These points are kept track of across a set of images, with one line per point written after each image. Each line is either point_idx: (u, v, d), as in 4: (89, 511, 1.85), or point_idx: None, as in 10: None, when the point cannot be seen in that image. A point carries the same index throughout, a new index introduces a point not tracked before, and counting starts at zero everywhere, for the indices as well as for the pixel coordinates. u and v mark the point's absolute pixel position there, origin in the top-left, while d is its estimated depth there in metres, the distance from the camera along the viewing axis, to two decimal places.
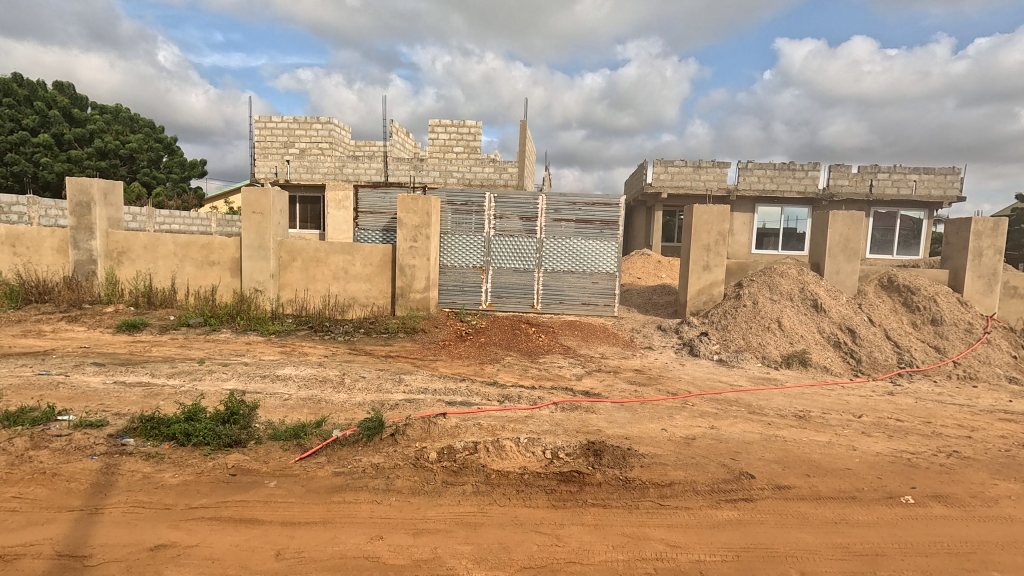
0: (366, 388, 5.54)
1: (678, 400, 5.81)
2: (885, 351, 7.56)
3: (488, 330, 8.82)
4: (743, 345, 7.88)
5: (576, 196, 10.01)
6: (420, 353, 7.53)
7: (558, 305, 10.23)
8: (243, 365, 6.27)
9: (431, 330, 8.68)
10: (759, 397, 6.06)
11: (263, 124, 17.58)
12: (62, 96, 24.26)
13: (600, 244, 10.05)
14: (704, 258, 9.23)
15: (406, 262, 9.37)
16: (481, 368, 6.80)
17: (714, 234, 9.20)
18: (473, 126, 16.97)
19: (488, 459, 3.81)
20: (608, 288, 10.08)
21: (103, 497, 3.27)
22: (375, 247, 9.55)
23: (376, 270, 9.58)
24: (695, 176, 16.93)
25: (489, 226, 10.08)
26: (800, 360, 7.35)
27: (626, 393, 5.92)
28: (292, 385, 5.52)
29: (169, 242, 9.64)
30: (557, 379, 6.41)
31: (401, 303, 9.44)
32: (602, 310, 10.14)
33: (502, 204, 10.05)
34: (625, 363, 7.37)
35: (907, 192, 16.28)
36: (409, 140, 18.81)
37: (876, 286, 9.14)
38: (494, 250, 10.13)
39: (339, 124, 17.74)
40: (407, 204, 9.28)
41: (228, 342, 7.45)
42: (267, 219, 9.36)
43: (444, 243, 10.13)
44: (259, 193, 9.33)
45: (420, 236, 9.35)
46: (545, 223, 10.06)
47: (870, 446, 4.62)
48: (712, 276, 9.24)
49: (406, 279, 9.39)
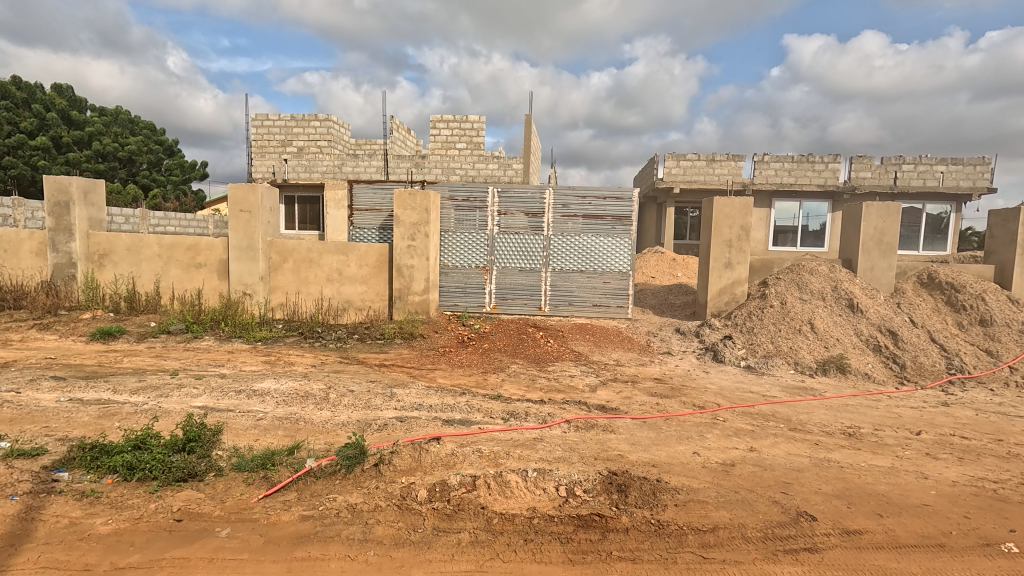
0: (352, 404, 4.88)
1: (708, 415, 5.11)
2: (931, 356, 6.81)
3: (492, 335, 8.14)
4: (772, 349, 7.16)
5: (586, 190, 9.33)
6: (418, 362, 6.88)
7: (567, 307, 9.54)
8: (219, 378, 5.63)
9: (430, 335, 8.04)
10: (798, 410, 5.34)
11: (260, 121, 17.01)
12: (61, 98, 23.79)
13: (612, 241, 9.37)
14: (726, 255, 8.50)
15: (404, 262, 8.74)
16: (484, 378, 6.13)
17: (736, 228, 8.47)
18: (475, 121, 16.16)
19: (489, 498, 3.14)
20: (621, 287, 9.40)
21: (10, 554, 2.64)
22: (371, 247, 8.92)
23: (372, 272, 8.95)
24: (708, 170, 16.18)
25: (493, 223, 9.43)
26: (837, 366, 6.64)
27: (647, 408, 5.23)
28: (269, 402, 4.87)
29: (153, 243, 9.07)
30: (568, 392, 5.72)
31: (398, 306, 8.81)
32: (615, 312, 9.44)
33: (507, 199, 9.40)
34: (643, 371, 6.67)
35: (934, 184, 15.46)
36: (411, 138, 18.13)
37: (914, 284, 8.38)
38: (498, 248, 9.47)
39: (338, 122, 17.14)
40: (404, 201, 8.66)
41: (209, 351, 6.84)
42: (256, 217, 8.77)
43: (445, 242, 9.48)
44: (247, 189, 8.75)
45: (419, 233, 8.71)
46: (553, 219, 9.40)
47: (943, 472, 3.89)
48: (734, 274, 8.52)
49: (404, 280, 8.76)
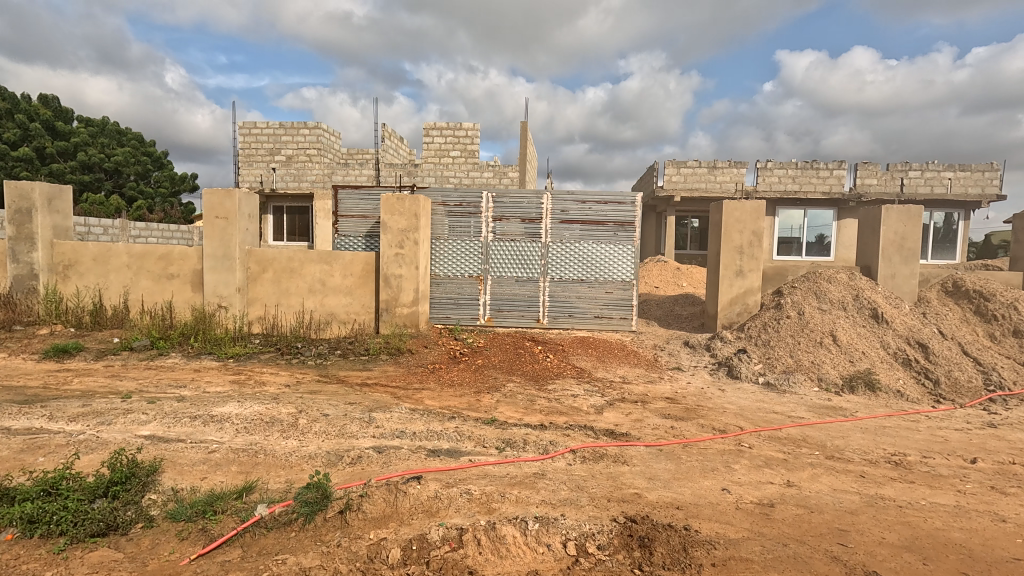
0: (324, 432, 4.22)
1: (731, 441, 4.49)
2: (967, 371, 6.21)
3: (486, 351, 7.51)
4: (792, 364, 6.56)
5: (585, 194, 8.79)
6: (404, 380, 6.23)
7: (567, 319, 8.93)
8: (176, 401, 4.96)
9: (419, 351, 7.40)
10: (832, 435, 4.72)
11: (247, 130, 16.49)
12: (46, 109, 23.26)
13: (614, 248, 8.81)
14: (737, 262, 7.94)
15: (392, 271, 8.14)
16: (477, 399, 5.48)
17: (748, 234, 7.92)
18: (470, 128, 15.53)
19: (480, 559, 2.50)
20: (624, 297, 8.82)
21: None
22: (357, 256, 8.32)
23: (357, 282, 8.34)
24: (710, 177, 15.72)
25: (487, 230, 8.86)
26: (865, 382, 6.04)
27: (661, 433, 4.60)
28: (227, 430, 4.21)
29: (123, 253, 8.44)
30: (571, 415, 5.08)
31: (385, 319, 8.18)
32: (618, 324, 8.85)
33: (502, 204, 8.84)
34: (652, 390, 6.03)
35: (942, 191, 15.03)
36: (404, 147, 17.57)
37: (939, 293, 7.83)
38: (493, 257, 8.89)
39: (329, 130, 16.63)
40: (392, 206, 8.08)
41: (172, 370, 6.18)
42: (233, 224, 8.17)
43: (436, 250, 8.88)
44: (223, 195, 8.16)
45: (408, 241, 8.12)
46: (551, 225, 8.84)
47: (1020, 513, 3.26)
48: (746, 282, 7.95)
49: (392, 291, 8.15)
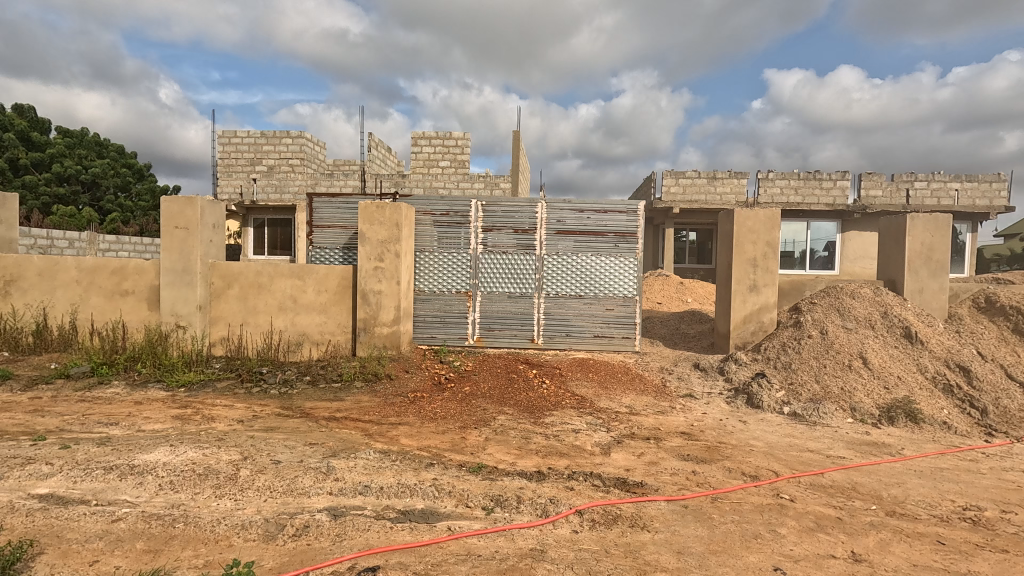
0: (268, 488, 3.38)
1: (768, 492, 3.71)
2: (1019, 399, 5.47)
3: (475, 376, 6.71)
4: (819, 391, 5.81)
5: (583, 202, 8.09)
6: (380, 412, 5.42)
7: (564, 338, 8.14)
8: (96, 445, 4.09)
9: (399, 376, 6.58)
10: (884, 481, 3.96)
11: (226, 139, 15.71)
12: (21, 119, 22.39)
13: (615, 261, 8.09)
14: (751, 276, 7.24)
15: (370, 287, 7.36)
16: (461, 438, 4.66)
17: (762, 245, 7.23)
18: (460, 137, 14.84)
19: None
20: (627, 314, 8.08)
21: None
22: (332, 270, 7.53)
23: (333, 299, 7.55)
24: (709, 189, 15.16)
25: (476, 241, 8.12)
26: (906, 413, 5.30)
27: (683, 482, 3.81)
28: (146, 488, 3.36)
29: (72, 267, 7.59)
30: (574, 458, 4.28)
31: (363, 340, 7.37)
32: (620, 344, 8.08)
33: (492, 214, 8.11)
34: (665, 423, 5.24)
35: (949, 203, 14.53)
36: (391, 157, 16.85)
37: (971, 310, 7.15)
38: (483, 271, 8.14)
39: (312, 139, 15.86)
40: (371, 215, 7.33)
41: (109, 403, 5.32)
42: (194, 235, 7.37)
43: (421, 264, 8.11)
44: (184, 203, 7.38)
45: (388, 253, 7.35)
46: (545, 236, 8.12)
47: None
48: (760, 298, 7.24)
49: (370, 309, 7.36)
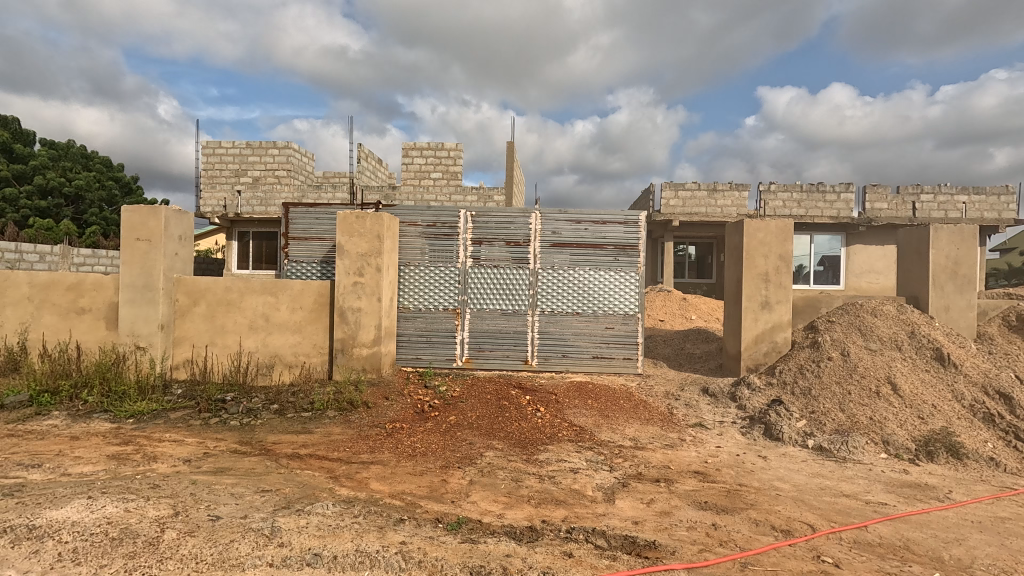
0: (194, 558, 2.72)
1: (808, 555, 3.06)
2: None
3: (462, 404, 6.06)
4: (845, 422, 5.20)
5: (580, 213, 7.54)
6: (352, 447, 4.77)
7: (560, 359, 7.52)
8: (2, 496, 3.41)
9: (378, 404, 5.94)
10: (941, 538, 3.32)
11: (211, 150, 15.13)
12: (4, 130, 21.78)
13: (615, 275, 7.52)
14: (763, 292, 6.66)
15: (349, 304, 6.75)
16: (442, 481, 4.01)
17: (774, 259, 6.66)
18: (452, 148, 14.37)
19: None
20: (628, 333, 7.48)
21: None
22: (308, 285, 6.92)
23: (308, 317, 6.93)
24: (710, 201, 14.69)
25: (465, 255, 7.54)
26: (946, 447, 4.68)
27: (705, 542, 3.16)
28: (41, 559, 2.69)
29: (23, 283, 6.93)
30: (573, 508, 3.62)
31: (340, 362, 6.73)
32: (620, 365, 7.47)
33: (483, 225, 7.54)
34: (676, 460, 4.61)
35: (957, 216, 14.10)
36: (382, 168, 16.25)
37: (1001, 329, 6.59)
38: (472, 287, 7.54)
39: (299, 149, 15.28)
40: (350, 226, 6.75)
41: (41, 438, 4.65)
42: (156, 247, 6.75)
43: (405, 279, 7.51)
44: (147, 213, 6.77)
45: (369, 267, 6.75)
46: (540, 249, 7.54)
47: None
48: (773, 317, 6.66)
49: (348, 328, 6.73)
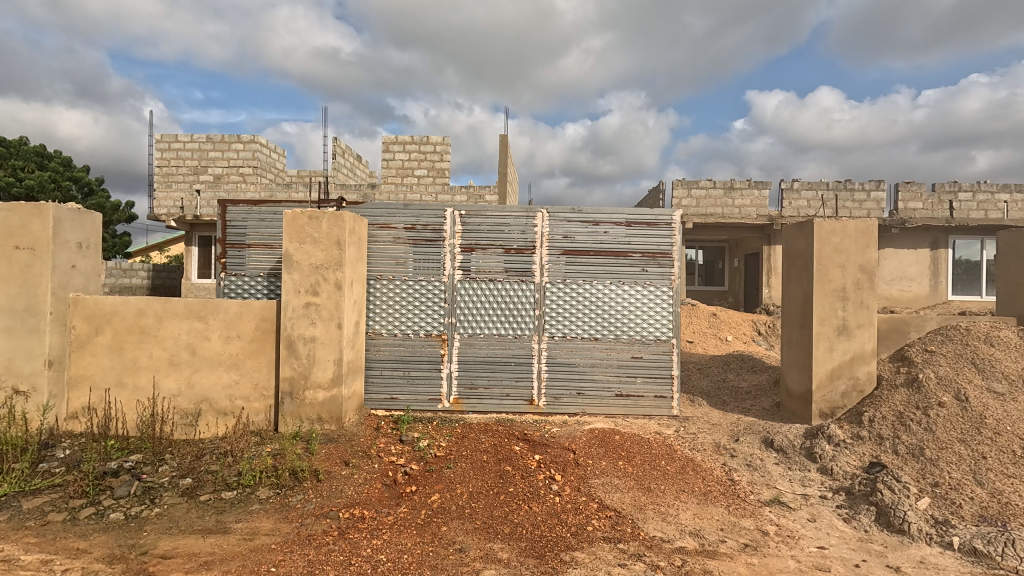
0: None
1: None
2: None
3: (448, 471, 4.45)
4: (994, 504, 3.67)
5: (597, 212, 5.98)
6: (281, 564, 3.14)
7: (574, 398, 5.94)
8: None
9: (333, 472, 4.32)
10: None
11: (166, 144, 13.39)
12: None
13: (642, 291, 5.97)
14: (839, 315, 5.15)
15: (300, 334, 5.13)
16: None
17: (853, 270, 5.14)
18: (439, 142, 12.76)
19: None
20: (660, 365, 5.94)
21: None
22: (247, 308, 5.29)
23: (248, 349, 5.30)
24: (726, 200, 13.25)
25: (453, 265, 5.95)
26: None
27: None
28: None
29: None
30: None
31: (287, 410, 5.11)
32: (650, 406, 5.92)
33: (474, 227, 5.95)
34: None
35: (999, 216, 12.80)
36: (361, 166, 14.66)
37: None
38: (462, 306, 5.95)
39: (266, 144, 13.55)
40: (301, 229, 5.12)
41: None
42: (42, 259, 5.03)
43: (377, 297, 5.88)
44: (29, 212, 5.02)
45: (325, 284, 5.13)
46: (547, 258, 5.97)
47: None
48: (853, 346, 5.15)
49: (299, 365, 5.12)
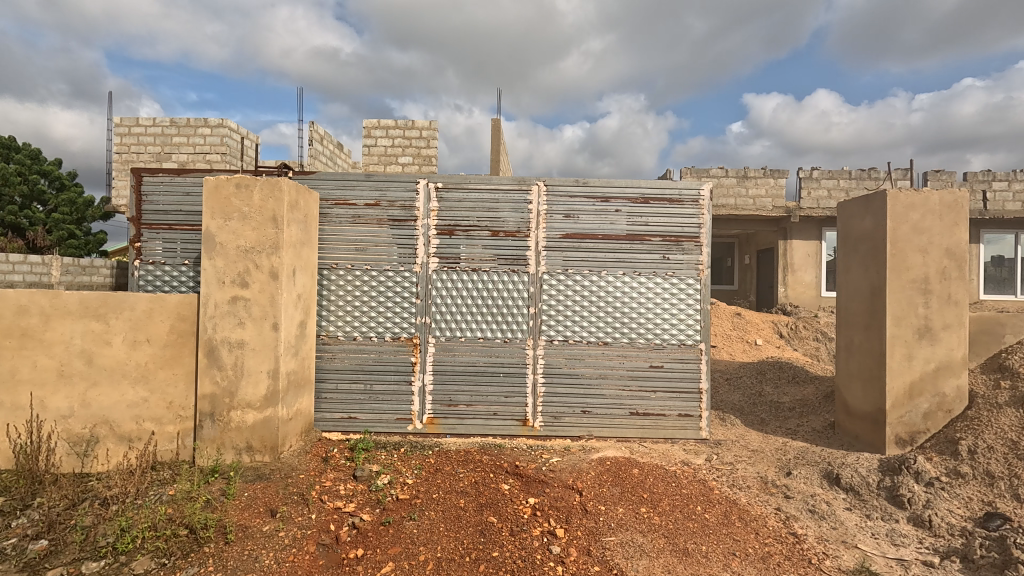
0: None
1: None
2: None
3: (411, 523, 3.27)
4: None
5: (606, 185, 4.84)
6: None
7: (578, 418, 4.78)
8: None
9: (249, 527, 3.14)
10: None
11: (126, 128, 12.18)
12: None
13: (663, 283, 4.81)
14: (919, 313, 4.00)
15: (224, 337, 3.96)
16: None
17: (938, 256, 4.00)
18: (425, 126, 11.61)
19: None
20: (685, 377, 4.78)
21: None
22: (160, 305, 4.12)
23: (161, 357, 4.13)
24: (740, 190, 12.14)
25: (427, 251, 4.79)
26: None
27: None
28: None
29: None
30: None
31: (207, 435, 3.95)
32: (674, 428, 4.77)
33: (454, 203, 4.79)
34: None
35: None
36: (342, 154, 13.50)
37: None
38: (438, 302, 4.78)
39: (237, 129, 12.35)
40: (225, 201, 3.95)
41: None
42: None
43: (331, 291, 4.71)
44: None
45: (256, 273, 3.95)
46: (545, 242, 4.81)
47: None
48: (938, 355, 4.00)
49: (223, 378, 3.95)
